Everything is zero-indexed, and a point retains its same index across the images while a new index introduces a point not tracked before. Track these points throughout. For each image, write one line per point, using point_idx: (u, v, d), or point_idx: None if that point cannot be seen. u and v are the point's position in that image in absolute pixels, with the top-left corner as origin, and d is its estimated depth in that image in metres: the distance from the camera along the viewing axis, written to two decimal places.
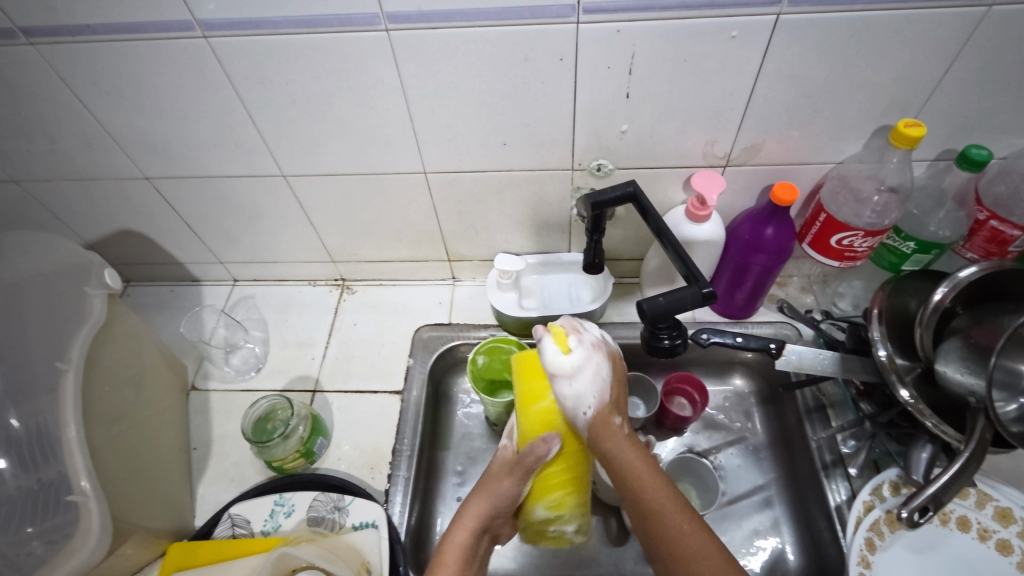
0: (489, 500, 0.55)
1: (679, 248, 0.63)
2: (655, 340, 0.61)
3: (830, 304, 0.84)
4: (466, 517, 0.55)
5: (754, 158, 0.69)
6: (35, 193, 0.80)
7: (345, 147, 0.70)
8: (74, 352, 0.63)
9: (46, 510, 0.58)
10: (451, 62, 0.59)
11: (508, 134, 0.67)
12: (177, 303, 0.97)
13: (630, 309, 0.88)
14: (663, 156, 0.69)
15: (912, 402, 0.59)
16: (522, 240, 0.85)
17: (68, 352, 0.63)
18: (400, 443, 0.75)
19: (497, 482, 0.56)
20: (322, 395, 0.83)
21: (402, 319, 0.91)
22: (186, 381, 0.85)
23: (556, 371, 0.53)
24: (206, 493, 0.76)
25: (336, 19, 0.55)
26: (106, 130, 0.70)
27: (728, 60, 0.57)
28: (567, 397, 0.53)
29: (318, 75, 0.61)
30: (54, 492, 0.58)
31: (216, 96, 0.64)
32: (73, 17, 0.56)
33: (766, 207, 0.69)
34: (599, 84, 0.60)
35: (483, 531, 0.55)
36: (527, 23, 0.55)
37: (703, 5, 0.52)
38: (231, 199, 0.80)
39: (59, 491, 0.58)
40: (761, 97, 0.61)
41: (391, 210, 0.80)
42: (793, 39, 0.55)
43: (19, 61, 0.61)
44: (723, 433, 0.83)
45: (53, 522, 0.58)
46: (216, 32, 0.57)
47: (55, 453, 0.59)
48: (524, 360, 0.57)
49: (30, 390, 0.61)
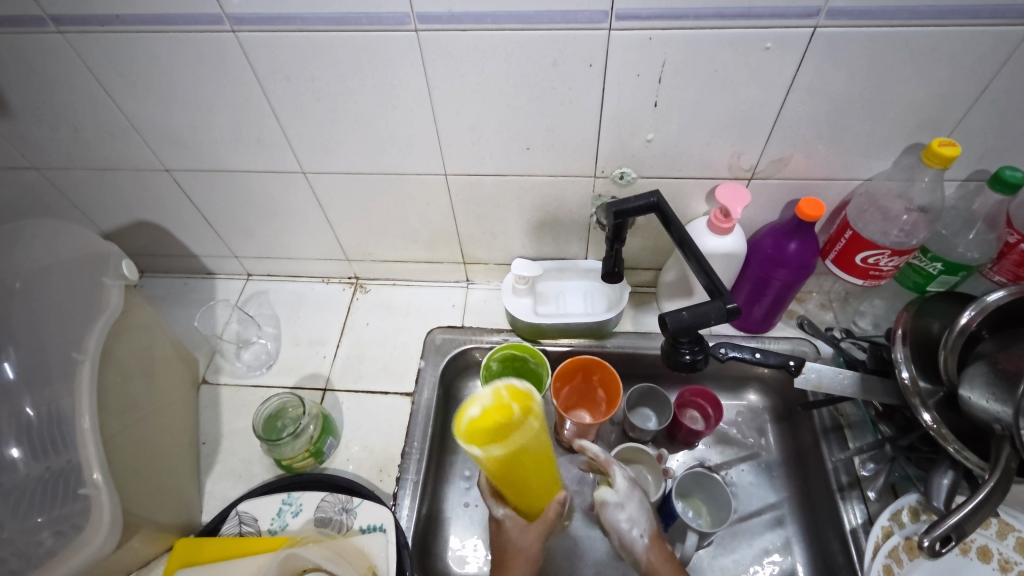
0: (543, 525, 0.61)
1: (702, 260, 0.62)
2: (676, 355, 0.56)
3: (850, 322, 0.82)
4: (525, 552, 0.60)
5: (780, 172, 0.67)
6: (55, 180, 0.80)
7: (367, 145, 0.70)
8: (91, 343, 0.62)
9: (59, 499, 0.60)
10: (479, 64, 0.58)
11: (532, 138, 0.66)
12: (191, 295, 0.97)
13: (646, 320, 0.86)
14: (688, 166, 0.68)
15: (934, 425, 0.59)
16: (539, 246, 0.84)
17: (85, 342, 0.62)
18: (410, 445, 0.75)
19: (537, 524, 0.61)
20: (332, 394, 0.83)
21: (414, 321, 0.90)
22: (197, 374, 0.85)
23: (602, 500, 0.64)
24: (214, 489, 0.75)
25: (365, 18, 0.55)
26: (128, 120, 0.70)
27: (760, 72, 0.56)
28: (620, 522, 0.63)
29: (344, 73, 0.61)
30: (65, 480, 0.60)
31: (239, 90, 0.64)
32: (103, 6, 0.56)
33: (791, 221, 0.68)
34: (627, 91, 0.59)
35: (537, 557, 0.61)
36: (558, 28, 0.54)
37: (739, 15, 0.51)
38: (249, 193, 0.80)
39: (70, 482, 0.59)
40: (792, 111, 0.60)
41: (408, 210, 0.80)
42: (827, 53, 0.54)
43: (47, 49, 0.61)
44: (736, 449, 0.82)
45: (61, 511, 0.59)
46: (244, 27, 0.57)
47: (67, 444, 0.61)
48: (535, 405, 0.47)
49: (47, 377, 0.63)
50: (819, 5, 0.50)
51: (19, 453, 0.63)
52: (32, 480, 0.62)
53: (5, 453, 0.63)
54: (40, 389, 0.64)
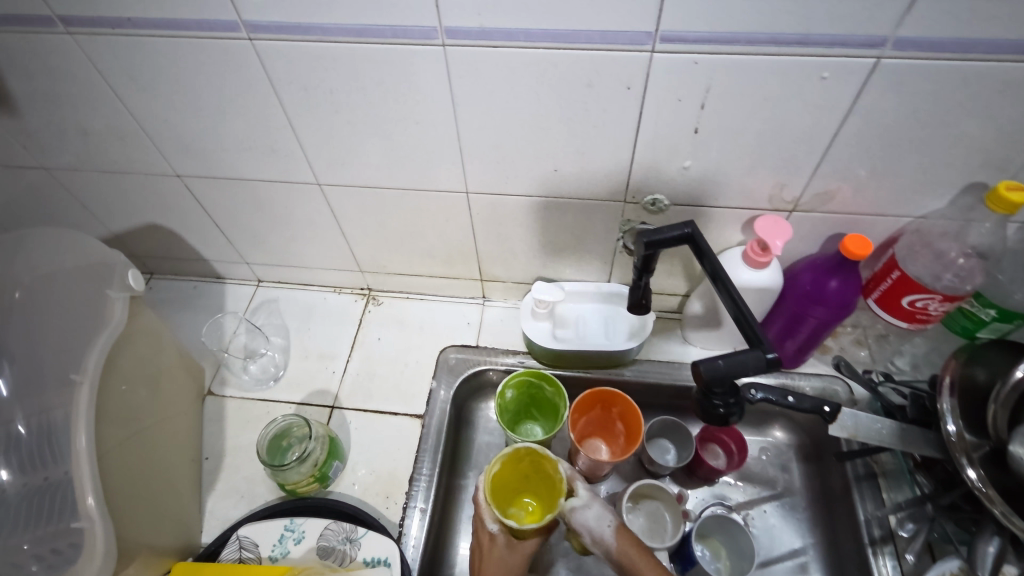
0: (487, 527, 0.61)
1: (733, 293, 0.57)
2: (707, 405, 0.52)
3: (887, 362, 0.77)
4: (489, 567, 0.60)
5: (824, 205, 0.63)
6: (64, 181, 0.78)
7: (385, 159, 0.66)
8: (91, 363, 0.59)
9: (44, 516, 0.57)
10: (508, 83, 0.54)
11: (561, 160, 0.62)
12: (200, 301, 0.95)
13: (669, 348, 0.82)
14: (725, 195, 0.64)
15: (980, 483, 0.55)
16: (561, 267, 0.81)
17: (84, 363, 0.59)
18: (419, 470, 0.72)
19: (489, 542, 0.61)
20: (340, 413, 0.80)
21: (427, 338, 0.87)
22: (203, 385, 0.82)
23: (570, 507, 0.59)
24: (215, 508, 0.73)
25: (390, 31, 0.51)
26: (139, 124, 0.67)
27: (814, 102, 0.52)
28: (586, 524, 0.58)
29: (365, 86, 0.57)
30: (56, 494, 0.57)
31: (256, 98, 0.61)
32: (115, 9, 0.53)
33: (833, 258, 0.64)
34: (666, 116, 0.55)
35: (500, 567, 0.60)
36: (596, 48, 0.50)
37: (796, 42, 0.47)
38: (262, 202, 0.77)
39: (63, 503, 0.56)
40: (844, 143, 0.56)
41: (426, 225, 0.76)
42: (890, 85, 0.50)
43: (57, 50, 0.58)
44: (759, 489, 0.78)
45: (45, 531, 0.57)
46: (261, 35, 0.53)
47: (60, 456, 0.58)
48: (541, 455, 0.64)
49: (39, 385, 0.62)
50: (886, 34, 0.46)
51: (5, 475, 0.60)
52: (15, 498, 0.59)
53: None
54: (32, 399, 0.62)
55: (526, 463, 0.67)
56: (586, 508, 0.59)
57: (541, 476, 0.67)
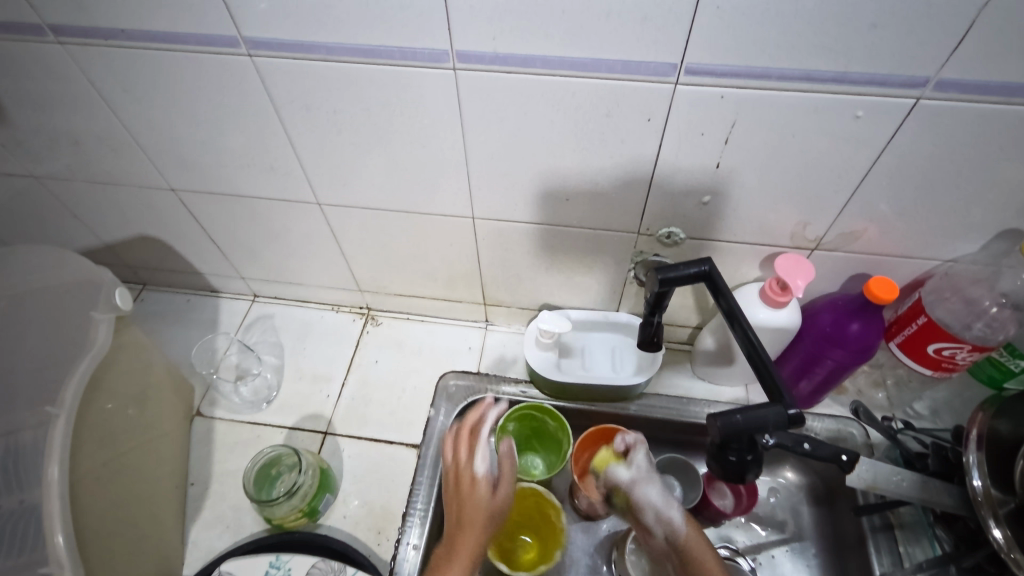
0: (465, 444, 0.62)
1: (750, 334, 0.52)
2: (721, 458, 0.48)
3: (905, 405, 0.74)
4: (454, 494, 0.59)
5: (848, 245, 0.60)
6: (55, 191, 0.75)
7: (388, 181, 0.63)
8: (69, 395, 0.56)
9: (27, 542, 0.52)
10: (521, 110, 0.51)
11: (573, 190, 0.59)
12: (192, 315, 0.91)
13: (678, 382, 0.79)
14: (745, 231, 0.61)
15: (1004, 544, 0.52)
16: (568, 295, 0.78)
17: (61, 395, 0.56)
18: (413, 504, 0.67)
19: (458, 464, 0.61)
20: (333, 440, 0.76)
21: (427, 363, 0.84)
22: (192, 405, 0.79)
23: (633, 481, 0.61)
24: (198, 538, 0.69)
25: (399, 52, 0.48)
26: (133, 137, 0.64)
27: (845, 141, 0.49)
28: (650, 496, 0.60)
29: (370, 107, 0.54)
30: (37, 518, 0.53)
31: (254, 115, 0.58)
32: (108, 20, 0.50)
33: (854, 300, 0.61)
34: (687, 150, 0.52)
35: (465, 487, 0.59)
36: (617, 78, 0.47)
37: (831, 79, 0.44)
38: (260, 219, 0.74)
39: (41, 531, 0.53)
40: (874, 182, 0.53)
41: (429, 248, 0.73)
42: (927, 126, 0.47)
43: (47, 60, 0.56)
44: (768, 533, 0.74)
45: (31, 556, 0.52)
46: (262, 52, 0.50)
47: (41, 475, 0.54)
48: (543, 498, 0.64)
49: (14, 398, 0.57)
50: (928, 74, 0.43)
51: None
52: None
53: None
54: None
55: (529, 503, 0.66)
56: (644, 482, 0.61)
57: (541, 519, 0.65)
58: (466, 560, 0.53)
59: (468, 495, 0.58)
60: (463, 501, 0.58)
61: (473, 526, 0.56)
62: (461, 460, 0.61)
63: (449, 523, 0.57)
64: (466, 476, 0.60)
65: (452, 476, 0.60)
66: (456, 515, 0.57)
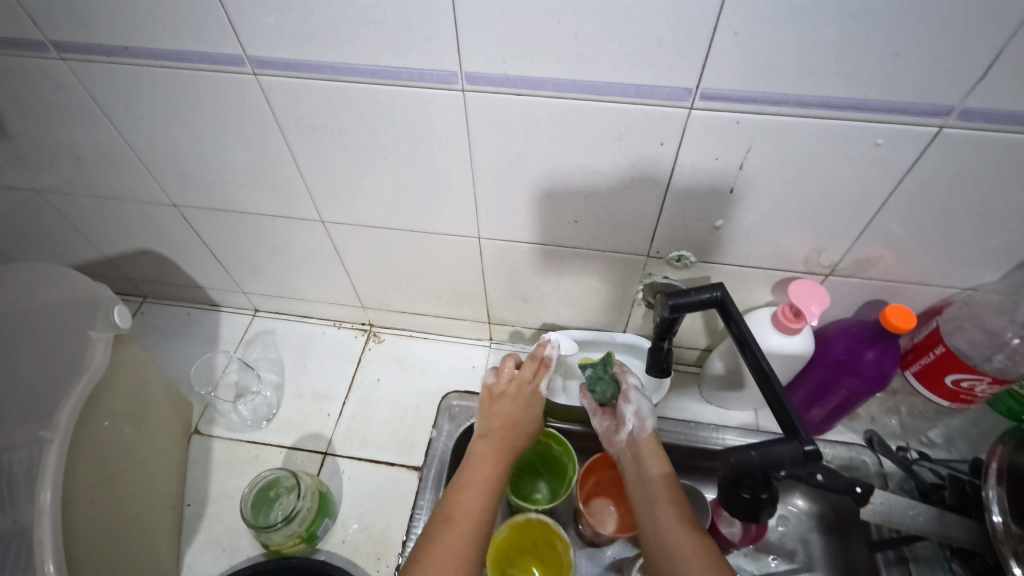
0: (536, 364, 0.68)
1: (762, 361, 0.49)
2: (733, 492, 0.47)
3: (919, 433, 0.72)
4: (505, 398, 0.65)
5: (864, 271, 0.59)
6: (56, 204, 0.74)
7: (393, 200, 0.62)
8: (63, 419, 0.55)
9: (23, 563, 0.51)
10: (531, 132, 0.50)
11: (581, 212, 0.58)
12: (192, 329, 0.90)
13: (686, 406, 0.78)
14: (757, 256, 0.59)
15: None
16: (576, 315, 0.76)
17: (55, 418, 0.55)
18: (415, 524, 0.64)
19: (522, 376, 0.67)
20: (333, 461, 0.75)
21: (430, 382, 0.82)
22: (190, 423, 0.78)
23: (628, 386, 0.64)
24: (193, 562, 0.67)
25: (406, 73, 0.47)
26: (134, 153, 0.63)
27: (863, 169, 0.48)
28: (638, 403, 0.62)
29: (375, 127, 0.53)
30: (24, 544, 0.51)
31: (258, 134, 0.57)
32: (110, 37, 0.49)
33: (870, 328, 0.59)
34: (701, 175, 0.51)
35: (511, 395, 0.65)
36: (629, 102, 0.46)
37: (851, 106, 0.43)
38: (262, 235, 0.73)
39: (32, 553, 0.51)
40: (892, 210, 0.51)
41: (433, 266, 0.72)
42: (949, 154, 0.45)
43: (48, 75, 0.55)
44: (778, 563, 0.72)
45: None
46: (267, 70, 0.49)
47: (32, 494, 0.52)
48: (551, 528, 0.61)
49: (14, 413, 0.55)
50: (952, 103, 0.41)
51: None
52: None
53: None
54: None
55: (535, 530, 0.63)
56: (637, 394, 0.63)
57: (547, 546, 0.63)
58: (493, 461, 0.59)
59: (515, 403, 0.65)
60: (511, 405, 0.65)
61: (513, 442, 0.62)
62: (525, 375, 0.67)
63: (490, 424, 0.63)
64: (522, 391, 0.66)
65: (508, 388, 0.66)
66: (501, 412, 0.64)
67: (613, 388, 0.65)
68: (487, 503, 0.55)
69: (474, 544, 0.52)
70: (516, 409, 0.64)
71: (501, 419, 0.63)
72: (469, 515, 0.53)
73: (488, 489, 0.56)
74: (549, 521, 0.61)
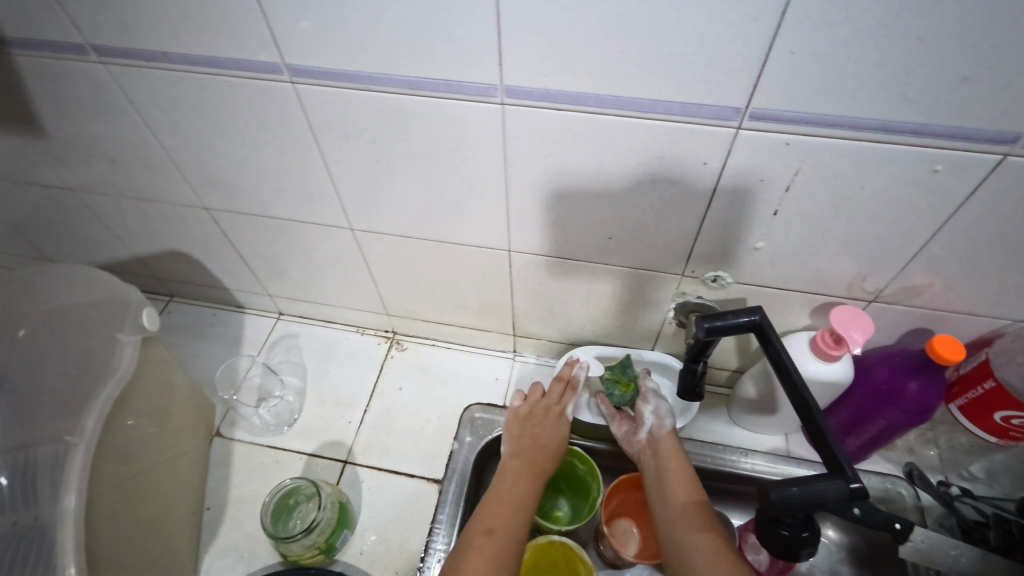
0: (564, 386, 0.68)
1: (801, 390, 0.47)
2: (771, 530, 0.45)
3: (958, 467, 0.69)
4: (534, 419, 0.65)
5: (910, 299, 0.56)
6: (88, 203, 0.75)
7: (424, 210, 0.61)
8: (91, 423, 0.54)
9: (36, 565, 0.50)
10: (570, 148, 0.49)
11: (616, 228, 0.57)
12: (218, 330, 0.90)
13: (714, 427, 0.76)
14: (798, 279, 0.57)
15: None
16: (603, 331, 0.75)
17: (83, 424, 0.54)
18: (433, 542, 0.63)
19: (549, 398, 0.67)
20: (353, 470, 0.74)
21: (452, 392, 0.81)
22: (213, 425, 0.78)
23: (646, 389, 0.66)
24: (211, 568, 0.67)
25: (445, 85, 0.46)
26: (168, 156, 0.63)
27: (917, 195, 0.46)
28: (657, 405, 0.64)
29: (410, 138, 0.52)
30: (43, 544, 0.50)
31: (292, 142, 0.56)
32: (149, 41, 0.49)
33: (916, 358, 0.57)
34: (744, 195, 0.49)
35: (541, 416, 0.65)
36: (674, 119, 0.44)
37: (910, 130, 0.41)
38: (291, 240, 0.72)
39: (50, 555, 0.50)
40: (945, 238, 0.49)
41: (460, 277, 0.71)
42: (1013, 184, 0.43)
43: (86, 78, 0.55)
44: None
45: None
46: (304, 79, 0.49)
47: (53, 495, 0.52)
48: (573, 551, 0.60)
49: (44, 412, 0.56)
50: (1020, 131, 0.39)
51: None
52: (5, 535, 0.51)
53: None
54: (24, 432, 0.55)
55: (557, 552, 0.62)
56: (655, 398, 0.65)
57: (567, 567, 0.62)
58: (526, 479, 0.58)
59: (544, 424, 0.64)
60: (540, 426, 0.64)
61: (546, 462, 0.61)
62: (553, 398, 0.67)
63: (521, 444, 0.62)
64: (551, 413, 0.65)
65: (536, 409, 0.65)
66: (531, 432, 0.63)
67: (631, 392, 0.68)
68: (522, 519, 0.54)
69: (509, 558, 0.51)
70: (546, 429, 0.64)
71: (531, 439, 0.63)
72: (504, 532, 0.52)
73: (521, 504, 0.55)
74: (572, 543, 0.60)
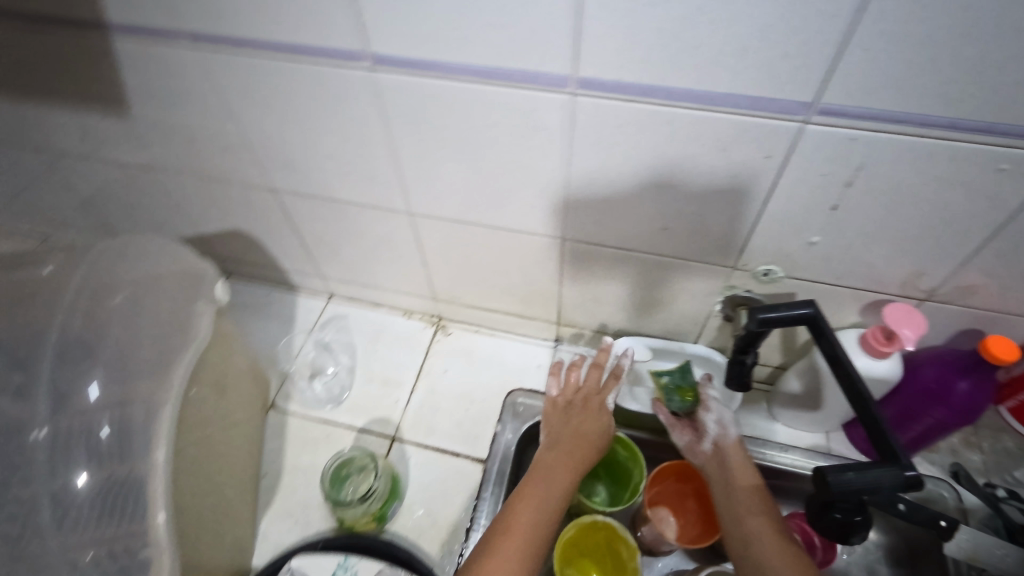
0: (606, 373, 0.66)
1: (858, 384, 0.48)
2: (824, 514, 0.46)
3: (1003, 472, 0.69)
4: (574, 408, 0.63)
5: (963, 299, 0.57)
6: (162, 182, 0.79)
7: (483, 197, 0.63)
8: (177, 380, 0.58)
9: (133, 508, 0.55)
10: (634, 139, 0.51)
11: (672, 219, 0.58)
12: (271, 308, 0.94)
13: (754, 421, 0.77)
14: (851, 275, 0.58)
15: None
16: (649, 322, 0.76)
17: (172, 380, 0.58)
18: (477, 518, 0.66)
19: (589, 386, 0.65)
20: (401, 446, 0.77)
21: (496, 377, 0.84)
22: (268, 397, 0.82)
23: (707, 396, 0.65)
24: (269, 530, 0.71)
25: (519, 75, 0.48)
26: (242, 139, 0.66)
27: (979, 194, 0.46)
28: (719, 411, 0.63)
29: (477, 125, 0.54)
30: (135, 494, 0.55)
31: (363, 128, 0.59)
32: (241, 30, 0.52)
33: (967, 358, 0.58)
34: (804, 190, 0.51)
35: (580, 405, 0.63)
36: (741, 113, 0.46)
37: (978, 130, 0.42)
38: (349, 222, 0.75)
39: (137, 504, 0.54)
40: (1005, 238, 0.49)
41: (511, 264, 0.73)
42: None
43: (176, 63, 0.58)
44: None
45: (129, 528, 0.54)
46: (385, 67, 0.51)
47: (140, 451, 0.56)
48: (618, 534, 0.62)
49: (131, 374, 0.60)
50: None
51: (106, 434, 0.59)
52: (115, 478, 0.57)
53: (96, 431, 0.59)
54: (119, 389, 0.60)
55: (599, 533, 0.64)
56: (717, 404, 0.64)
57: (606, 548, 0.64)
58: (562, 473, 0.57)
59: (583, 415, 0.62)
60: (579, 416, 0.62)
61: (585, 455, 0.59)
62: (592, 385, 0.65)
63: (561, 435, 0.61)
64: (591, 402, 0.63)
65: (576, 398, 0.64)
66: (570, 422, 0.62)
67: (691, 401, 0.66)
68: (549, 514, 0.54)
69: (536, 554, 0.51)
70: (584, 420, 0.62)
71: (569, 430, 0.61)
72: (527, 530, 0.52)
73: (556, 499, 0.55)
74: (618, 526, 0.62)
